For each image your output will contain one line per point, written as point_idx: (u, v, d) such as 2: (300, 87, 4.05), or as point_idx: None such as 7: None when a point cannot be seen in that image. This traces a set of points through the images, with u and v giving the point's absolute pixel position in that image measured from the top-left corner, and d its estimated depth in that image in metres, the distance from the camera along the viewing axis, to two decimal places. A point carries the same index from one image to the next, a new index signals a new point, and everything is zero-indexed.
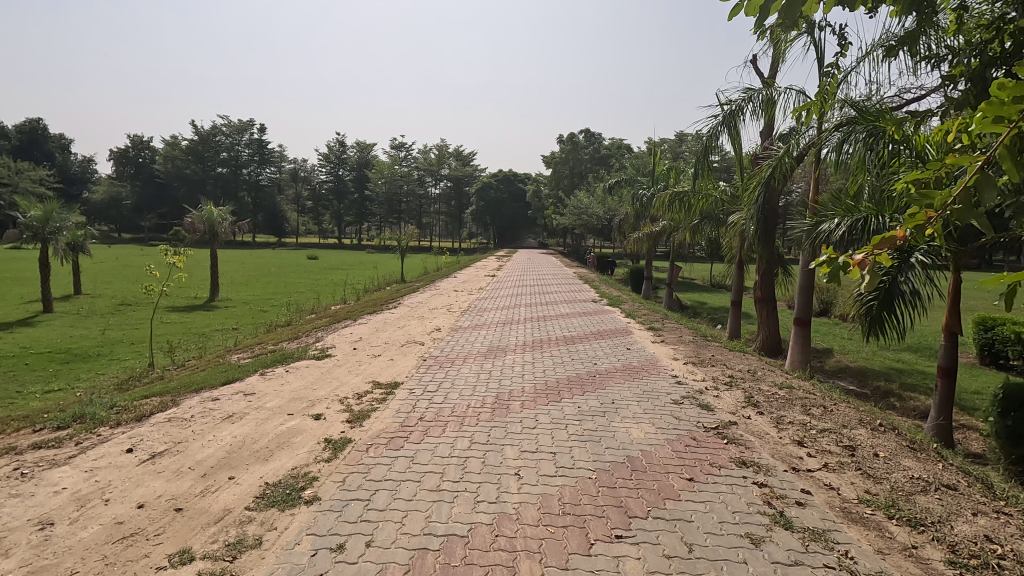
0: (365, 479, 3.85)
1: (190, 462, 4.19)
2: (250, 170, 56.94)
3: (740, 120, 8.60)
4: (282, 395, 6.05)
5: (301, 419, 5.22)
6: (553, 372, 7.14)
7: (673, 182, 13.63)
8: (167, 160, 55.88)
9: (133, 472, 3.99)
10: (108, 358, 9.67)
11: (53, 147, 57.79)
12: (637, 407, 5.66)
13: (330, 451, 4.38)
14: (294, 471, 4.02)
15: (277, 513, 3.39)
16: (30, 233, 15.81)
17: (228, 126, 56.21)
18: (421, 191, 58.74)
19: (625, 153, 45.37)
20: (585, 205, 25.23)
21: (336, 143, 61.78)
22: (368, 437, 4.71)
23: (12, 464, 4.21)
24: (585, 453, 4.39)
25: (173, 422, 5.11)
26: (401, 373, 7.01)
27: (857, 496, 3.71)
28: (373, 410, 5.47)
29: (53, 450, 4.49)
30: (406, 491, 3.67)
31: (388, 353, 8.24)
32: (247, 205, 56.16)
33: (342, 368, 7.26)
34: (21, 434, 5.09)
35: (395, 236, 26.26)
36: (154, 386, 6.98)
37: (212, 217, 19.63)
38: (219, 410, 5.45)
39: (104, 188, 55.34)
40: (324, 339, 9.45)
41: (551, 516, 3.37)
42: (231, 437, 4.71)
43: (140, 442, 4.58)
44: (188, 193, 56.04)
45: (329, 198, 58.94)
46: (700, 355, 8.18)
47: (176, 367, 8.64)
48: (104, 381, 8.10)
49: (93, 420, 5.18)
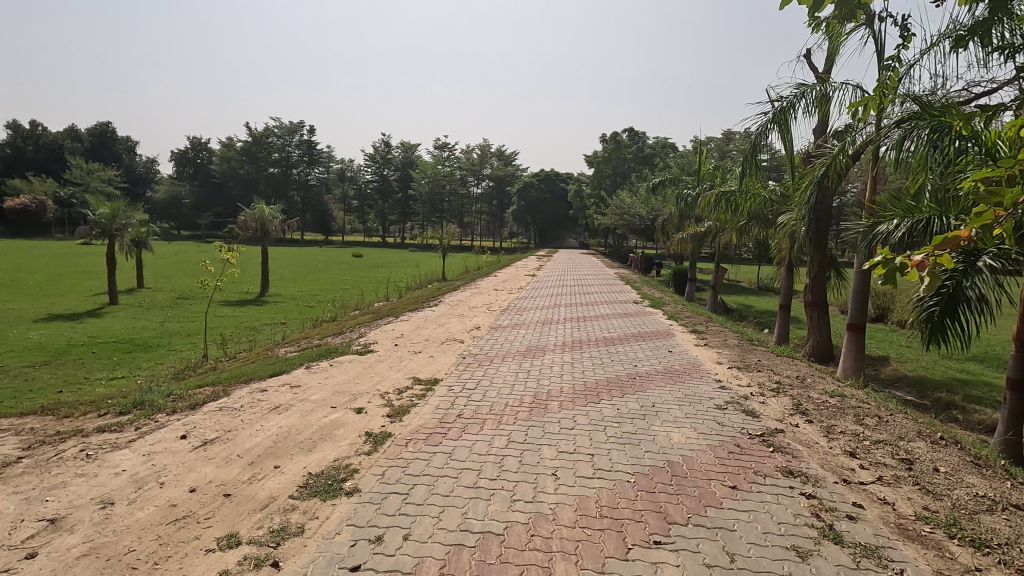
0: (404, 473, 3.91)
1: (239, 450, 4.37)
2: (300, 170, 59.03)
3: (791, 117, 8.28)
4: (327, 388, 6.22)
5: (343, 412, 5.35)
6: (592, 372, 7.08)
7: (719, 183, 13.27)
8: (223, 160, 58.64)
9: (187, 458, 4.19)
10: (165, 349, 10.17)
11: (120, 148, 61.38)
12: (679, 411, 5.54)
13: (370, 444, 4.48)
14: (337, 462, 4.11)
15: (319, 502, 3.49)
16: (98, 230, 16.89)
17: (280, 127, 58.37)
18: (463, 190, 59.36)
19: (669, 152, 44.33)
20: (627, 206, 24.99)
21: (382, 143, 63.06)
22: (408, 431, 4.79)
23: (79, 445, 4.48)
24: (624, 456, 4.32)
25: (224, 411, 5.33)
26: (441, 369, 7.11)
27: (914, 512, 3.52)
28: (412, 406, 5.53)
29: (115, 433, 4.76)
30: (443, 486, 3.71)
31: (428, 350, 8.35)
32: (296, 205, 58.23)
33: (384, 364, 7.40)
34: (88, 418, 5.45)
35: (436, 235, 26.52)
36: (207, 376, 7.33)
37: (263, 216, 20.41)
38: (267, 401, 5.64)
39: (165, 188, 58.64)
40: (366, 335, 9.65)
41: (588, 518, 3.33)
42: (277, 428, 4.87)
43: (194, 429, 4.80)
44: (242, 192, 58.55)
45: (374, 198, 60.30)
46: (745, 360, 7.92)
47: (228, 358, 9.03)
48: (162, 369, 8.58)
49: (151, 406, 5.49)
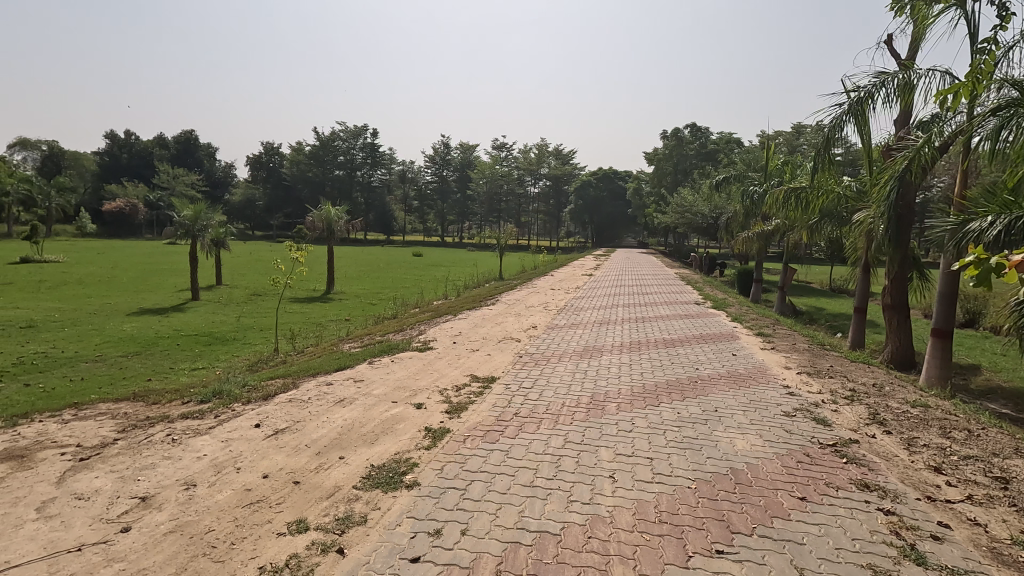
0: (462, 469, 3.98)
1: (307, 440, 4.58)
2: (363, 172, 61.22)
3: (869, 108, 7.78)
4: (388, 383, 6.41)
5: (404, 407, 5.50)
6: (651, 375, 6.92)
7: (788, 179, 12.65)
8: (293, 164, 61.70)
9: (260, 445, 4.44)
10: (240, 343, 10.82)
11: (202, 155, 65.83)
12: (743, 417, 5.33)
13: (429, 439, 4.59)
14: (397, 456, 4.24)
15: (381, 493, 3.60)
16: (182, 230, 18.19)
17: (345, 131, 60.71)
18: (520, 190, 59.57)
19: (734, 147, 42.63)
20: (689, 203, 24.27)
21: (442, 144, 64.26)
22: (466, 428, 4.86)
23: (165, 430, 4.84)
24: (684, 462, 4.21)
25: (293, 403, 5.61)
26: (498, 368, 7.17)
27: (1010, 536, 3.22)
28: (470, 404, 5.61)
29: (196, 420, 5.11)
30: (500, 483, 3.75)
31: (486, 348, 8.44)
32: (360, 206, 60.35)
33: (443, 361, 7.55)
34: (174, 405, 5.89)
35: (493, 234, 26.76)
36: (278, 369, 7.74)
37: (329, 216, 21.30)
38: (332, 395, 5.89)
39: (241, 191, 62.33)
40: (426, 332, 9.88)
41: (647, 523, 3.27)
42: (342, 420, 5.07)
43: (266, 418, 5.08)
44: (310, 194, 61.33)
45: (433, 198, 61.60)
46: (816, 365, 7.52)
47: (297, 352, 9.49)
48: (237, 362, 9.13)
49: (228, 396, 5.86)
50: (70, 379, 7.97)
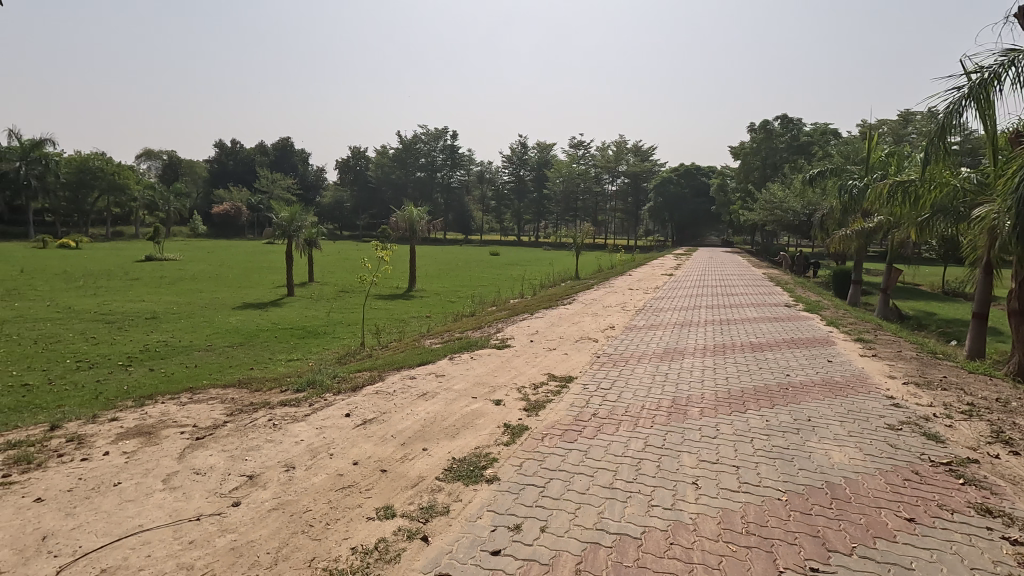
0: (541, 466, 4.02)
1: (393, 430, 4.80)
2: (443, 173, 63.15)
3: (994, 90, 6.98)
4: (468, 379, 6.58)
5: (483, 402, 5.62)
6: (737, 380, 6.61)
7: (894, 172, 11.63)
8: (379, 167, 64.89)
9: (350, 433, 4.71)
10: (330, 336, 11.52)
11: (297, 160, 70.66)
12: (840, 428, 4.97)
13: (508, 435, 4.66)
14: (478, 450, 4.35)
15: (462, 485, 3.72)
16: (280, 231, 19.62)
17: (427, 134, 62.92)
18: (597, 188, 58.87)
19: (830, 139, 39.72)
20: (778, 200, 22.92)
21: (519, 144, 64.82)
22: (544, 426, 4.89)
23: (267, 415, 5.26)
24: (774, 472, 3.99)
25: (380, 394, 5.90)
26: (576, 367, 7.14)
27: None
28: (548, 402, 5.63)
29: (294, 407, 5.51)
30: (579, 483, 3.74)
31: (563, 348, 8.44)
32: (440, 206, 62.18)
33: (520, 359, 7.64)
34: (274, 392, 6.38)
35: (570, 233, 26.64)
36: (365, 362, 8.17)
37: (412, 217, 22.14)
38: (415, 388, 6.13)
39: (331, 193, 66.17)
40: (504, 330, 10.02)
41: (733, 533, 3.14)
42: (425, 413, 5.27)
43: (356, 408, 5.39)
44: (393, 195, 64.02)
45: (510, 198, 62.31)
46: (926, 375, 6.86)
47: (382, 347, 9.97)
48: (328, 354, 9.74)
49: (321, 386, 6.27)
50: (186, 366, 8.85)
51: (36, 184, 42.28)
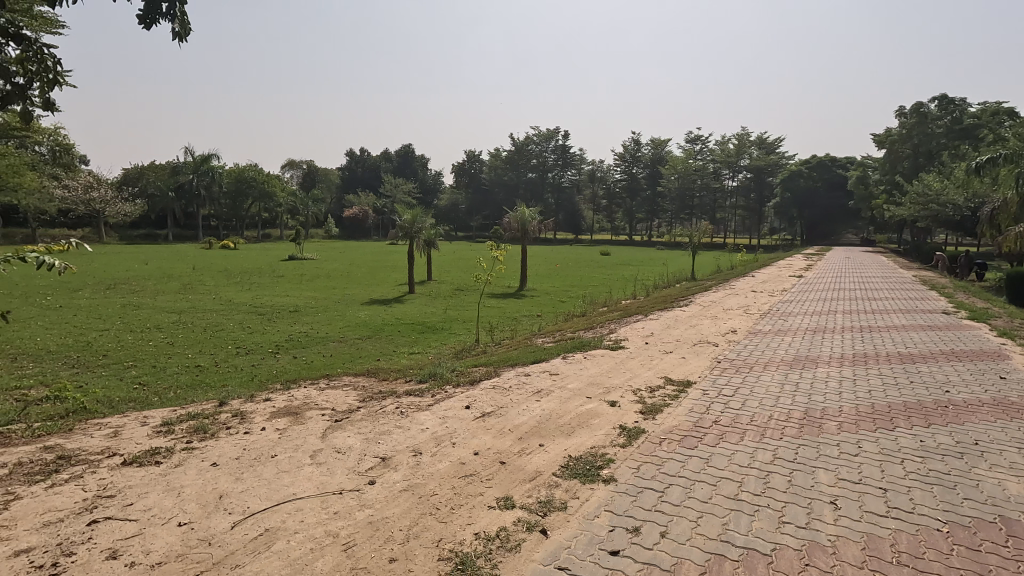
0: (659, 471, 3.92)
1: (510, 424, 4.95)
2: (555, 174, 64.07)
3: None
4: (582, 379, 6.58)
5: (598, 403, 5.60)
6: (883, 394, 5.93)
7: None
8: (493, 170, 67.17)
9: (470, 425, 4.93)
10: (448, 332, 12.11)
11: (417, 165, 75.08)
12: (1019, 457, 4.27)
13: (624, 437, 4.61)
14: (594, 450, 4.34)
15: (579, 483, 3.74)
16: (403, 232, 20.98)
17: (539, 135, 64.11)
18: (716, 184, 55.70)
19: (1003, 120, 34.12)
20: (935, 192, 20.17)
21: (632, 142, 63.33)
22: (662, 430, 4.76)
23: (395, 403, 5.68)
24: (932, 499, 3.54)
25: (496, 389, 6.11)
26: (694, 372, 6.85)
27: None
28: (665, 406, 5.48)
29: (418, 398, 5.89)
30: (701, 491, 3.60)
31: (680, 351, 8.14)
32: (551, 206, 62.65)
33: (635, 361, 7.49)
34: (400, 382, 6.86)
35: (686, 232, 25.52)
36: (481, 358, 8.50)
37: (524, 217, 22.55)
38: (530, 385, 6.26)
39: (448, 196, 69.32)
40: (617, 331, 9.86)
41: (881, 562, 2.85)
42: (540, 410, 5.36)
43: (474, 401, 5.63)
44: (505, 197, 65.59)
45: (622, 196, 61.14)
46: None
47: (495, 344, 10.29)
48: (446, 349, 10.26)
49: (442, 378, 6.63)
50: (323, 355, 9.81)
51: (203, 193, 49.10)
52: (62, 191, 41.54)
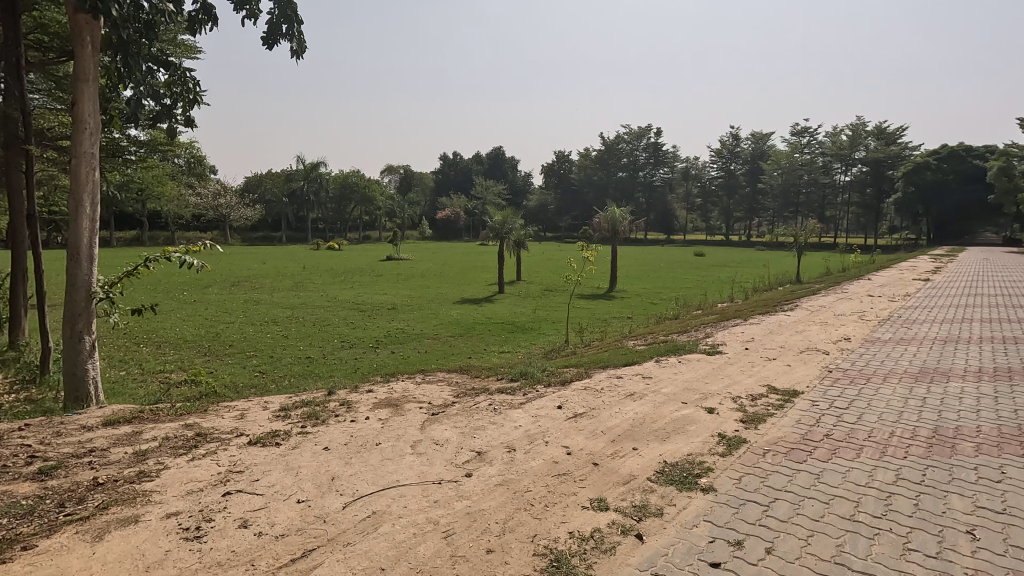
0: (763, 484, 3.72)
1: (603, 426, 4.91)
2: (646, 172, 62.72)
3: None
4: (677, 383, 6.38)
5: (694, 409, 5.40)
6: None
7: None
8: (582, 170, 66.81)
9: (562, 425, 4.95)
10: (537, 332, 12.22)
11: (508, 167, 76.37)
12: None
13: (723, 446, 4.41)
14: (691, 457, 4.20)
15: (676, 490, 3.64)
16: (494, 233, 21.43)
17: (629, 133, 63.10)
18: (825, 179, 51.46)
19: None
20: None
21: (730, 137, 60.23)
22: (765, 441, 4.51)
23: (488, 400, 5.83)
24: None
25: (588, 391, 6.08)
26: (802, 381, 6.40)
27: None
28: (768, 416, 5.17)
29: (510, 395, 6.00)
30: (811, 509, 3.37)
31: (784, 358, 7.64)
32: (642, 206, 61.21)
33: (734, 367, 7.13)
34: (492, 380, 7.03)
35: (791, 231, 23.86)
36: (571, 358, 8.50)
37: (615, 217, 22.21)
38: (622, 388, 6.16)
39: (537, 197, 69.79)
40: (713, 335, 9.43)
41: None
42: (633, 413, 5.27)
43: (566, 402, 5.64)
44: (595, 196, 64.91)
45: (718, 194, 58.70)
46: None
47: (585, 345, 10.23)
48: (536, 348, 10.36)
49: (533, 377, 6.71)
50: (419, 350, 10.28)
51: (312, 198, 53.43)
52: (196, 198, 46.89)
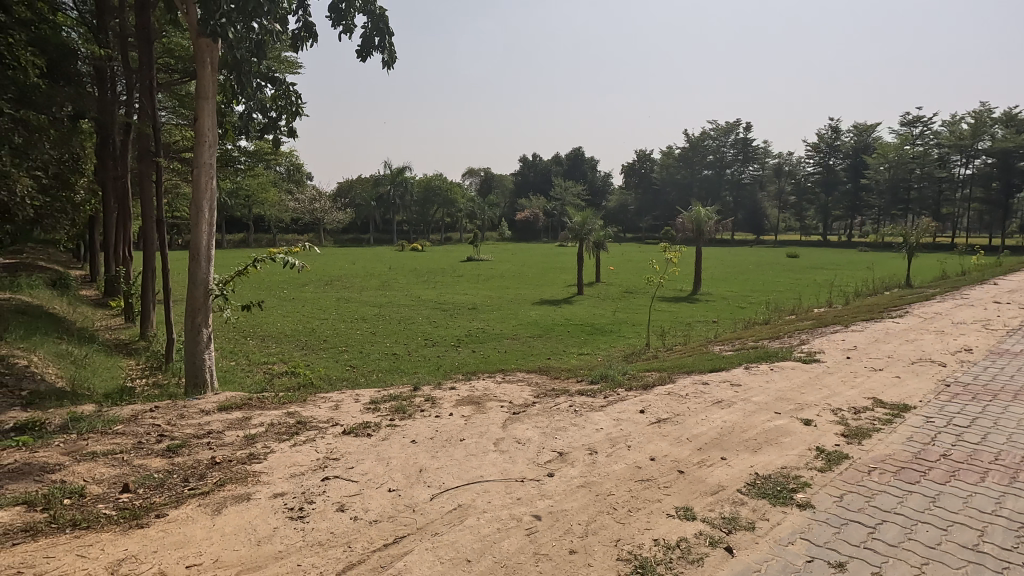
0: (869, 504, 3.44)
1: (688, 433, 4.76)
2: (734, 170, 60.30)
3: None
4: (768, 392, 6.04)
5: (788, 419, 5.10)
6: None
7: None
8: (665, 168, 64.90)
9: (646, 430, 4.85)
10: (617, 334, 12.02)
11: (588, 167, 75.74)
12: None
13: (822, 461, 4.13)
14: (785, 470, 3.97)
15: (769, 505, 3.46)
16: (573, 234, 21.33)
17: (716, 130, 60.72)
18: (943, 172, 46.00)
19: None
20: None
21: (829, 129, 56.03)
22: (870, 458, 4.17)
23: (568, 401, 5.82)
24: None
25: (672, 396, 5.90)
26: (913, 395, 5.84)
27: None
28: (874, 431, 4.78)
29: (591, 398, 5.96)
30: (925, 535, 3.08)
31: (892, 369, 7.00)
32: (728, 205, 58.60)
33: (834, 377, 6.64)
34: (572, 381, 7.01)
35: (900, 231, 21.79)
36: (653, 362, 8.30)
37: (699, 217, 21.36)
38: (709, 394, 5.93)
39: (617, 197, 68.60)
40: (809, 342, 8.82)
41: None
42: (721, 421, 5.06)
43: (649, 406, 5.52)
44: (678, 196, 62.81)
45: (815, 192, 55.29)
46: None
47: (668, 349, 9.94)
48: (615, 351, 10.21)
49: (614, 380, 6.62)
50: (499, 350, 10.45)
51: (397, 202, 55.83)
52: (295, 203, 50.53)
